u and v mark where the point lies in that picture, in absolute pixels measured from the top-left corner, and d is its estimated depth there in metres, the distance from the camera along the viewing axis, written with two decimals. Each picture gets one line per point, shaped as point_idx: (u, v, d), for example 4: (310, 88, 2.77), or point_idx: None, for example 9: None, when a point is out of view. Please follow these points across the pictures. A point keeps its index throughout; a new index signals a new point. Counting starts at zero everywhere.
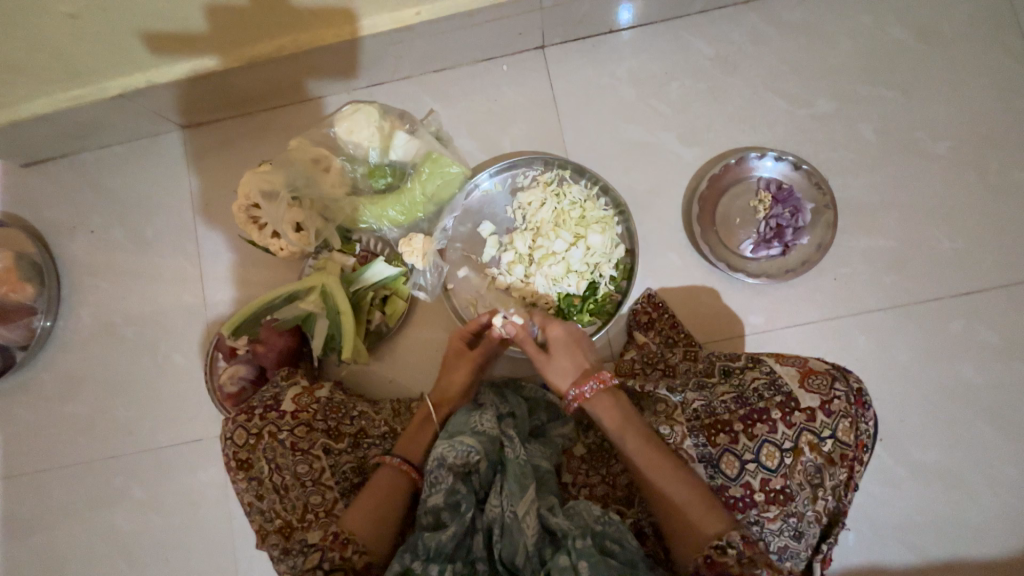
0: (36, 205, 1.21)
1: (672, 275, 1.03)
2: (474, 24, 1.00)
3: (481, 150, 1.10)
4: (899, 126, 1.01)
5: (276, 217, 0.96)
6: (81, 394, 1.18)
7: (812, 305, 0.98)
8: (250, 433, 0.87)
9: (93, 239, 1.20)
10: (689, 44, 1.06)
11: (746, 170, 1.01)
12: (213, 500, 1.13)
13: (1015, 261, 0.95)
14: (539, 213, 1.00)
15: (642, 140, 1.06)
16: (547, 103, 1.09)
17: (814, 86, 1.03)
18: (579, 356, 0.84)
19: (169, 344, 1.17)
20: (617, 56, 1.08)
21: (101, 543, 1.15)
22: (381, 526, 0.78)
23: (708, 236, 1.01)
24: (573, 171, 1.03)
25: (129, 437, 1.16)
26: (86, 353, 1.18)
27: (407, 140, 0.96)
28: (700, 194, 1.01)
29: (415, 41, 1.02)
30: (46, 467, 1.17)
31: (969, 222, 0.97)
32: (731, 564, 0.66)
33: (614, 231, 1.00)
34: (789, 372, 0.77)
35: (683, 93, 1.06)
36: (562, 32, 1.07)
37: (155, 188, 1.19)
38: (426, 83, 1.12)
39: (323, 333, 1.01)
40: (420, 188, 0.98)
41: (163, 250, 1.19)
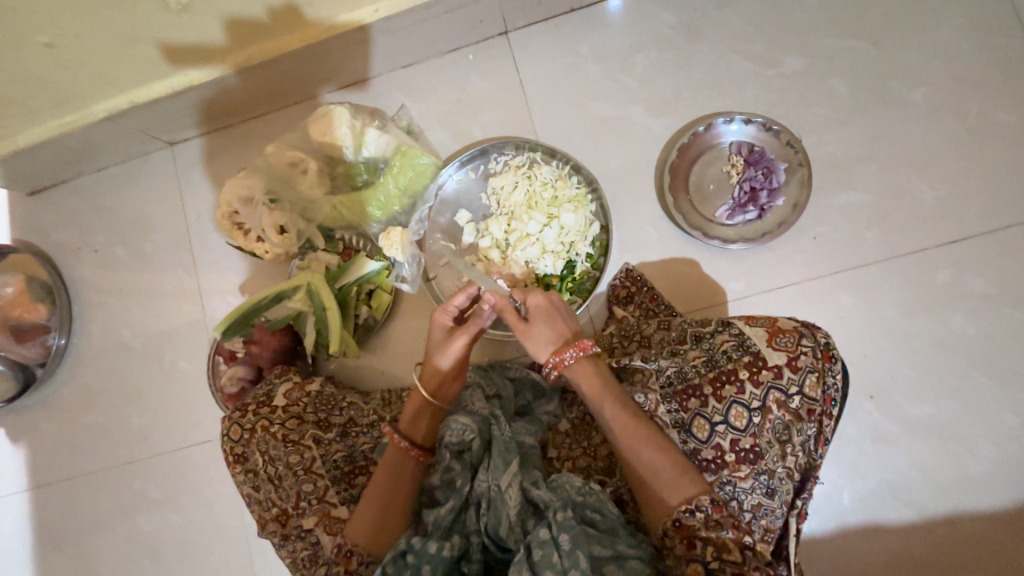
0: (42, 230, 1.27)
1: (654, 249, 1.03)
2: (434, 16, 1.02)
3: (453, 140, 1.12)
4: (872, 78, 1.00)
5: (256, 220, 1.00)
6: (98, 405, 1.24)
7: (793, 266, 0.99)
8: (245, 428, 0.92)
9: (97, 257, 1.26)
10: (651, 15, 1.06)
11: (714, 137, 1.01)
12: (227, 496, 1.19)
13: (996, 206, 0.97)
14: (512, 196, 1.01)
15: (611, 115, 1.06)
16: (515, 88, 1.10)
17: (781, 45, 1.02)
18: (561, 326, 0.81)
19: (175, 352, 1.23)
20: (580, 34, 1.08)
21: (125, 543, 1.21)
22: (386, 522, 0.77)
23: (682, 205, 1.01)
24: (544, 153, 1.04)
25: (144, 443, 1.22)
26: (99, 365, 1.25)
27: (378, 136, 0.99)
28: (671, 165, 1.01)
29: (379, 38, 1.04)
30: (71, 475, 1.24)
31: (940, 170, 0.98)
32: (698, 528, 0.68)
33: (587, 209, 1.00)
34: (758, 332, 0.79)
35: (649, 65, 1.05)
36: (524, 16, 1.07)
37: (150, 204, 1.24)
38: (394, 79, 1.14)
39: (311, 330, 1.04)
40: (393, 182, 1.01)
41: (162, 263, 1.24)
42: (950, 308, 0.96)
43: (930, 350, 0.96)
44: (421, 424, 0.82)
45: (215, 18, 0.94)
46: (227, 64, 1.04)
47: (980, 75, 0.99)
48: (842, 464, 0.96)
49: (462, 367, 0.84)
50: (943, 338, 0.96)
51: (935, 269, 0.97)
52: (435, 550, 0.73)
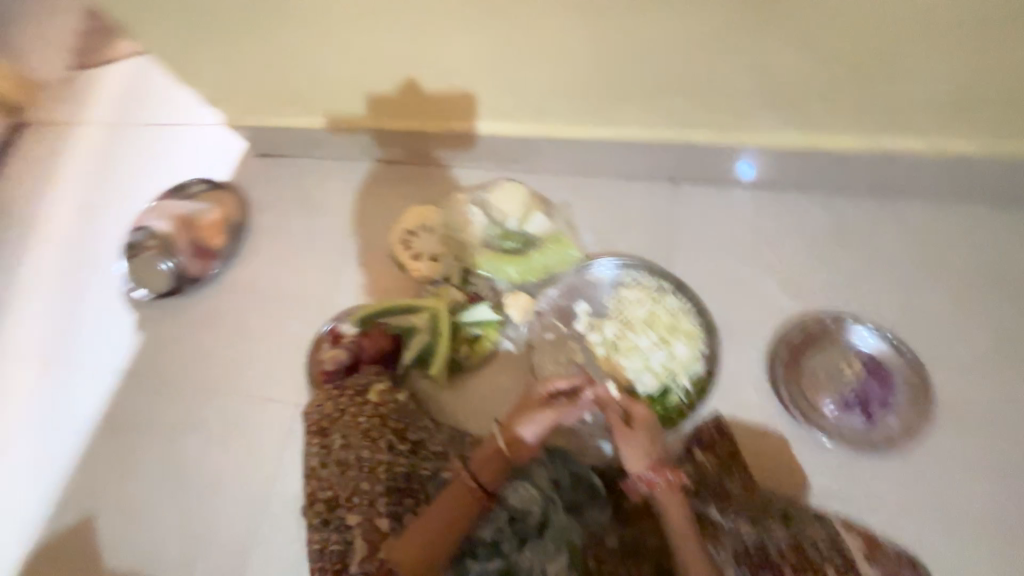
0: (252, 183, 1.58)
1: (750, 410, 1.05)
2: (626, 146, 1.21)
3: (598, 242, 1.26)
4: (1007, 342, 1.05)
5: (427, 245, 1.29)
6: (215, 330, 1.43)
7: (886, 486, 0.97)
8: (337, 407, 1.02)
9: (277, 218, 1.52)
10: (806, 212, 1.20)
11: (843, 333, 1.06)
12: (268, 459, 1.26)
13: None
14: (635, 309, 1.12)
15: (744, 277, 1.17)
16: (666, 223, 1.25)
17: (920, 280, 1.11)
18: (657, 446, 0.84)
19: (293, 314, 1.40)
20: (737, 204, 1.24)
21: (171, 457, 1.31)
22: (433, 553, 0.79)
23: (790, 380, 1.05)
24: (674, 285, 1.15)
25: (230, 378, 1.36)
26: (232, 299, 1.45)
27: (542, 221, 1.22)
28: (790, 341, 1.08)
29: (574, 147, 1.25)
30: (162, 378, 1.40)
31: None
32: None
33: (697, 348, 1.08)
34: (858, 541, 0.82)
35: (792, 250, 1.17)
36: (695, 175, 1.25)
37: (335, 193, 1.50)
38: (568, 179, 1.33)
39: (419, 346, 1.18)
40: (539, 258, 1.19)
41: (320, 240, 1.45)
42: None
43: None
44: (490, 466, 0.85)
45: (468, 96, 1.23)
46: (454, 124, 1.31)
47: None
48: None
49: (537, 438, 0.88)
50: None
51: None
52: None
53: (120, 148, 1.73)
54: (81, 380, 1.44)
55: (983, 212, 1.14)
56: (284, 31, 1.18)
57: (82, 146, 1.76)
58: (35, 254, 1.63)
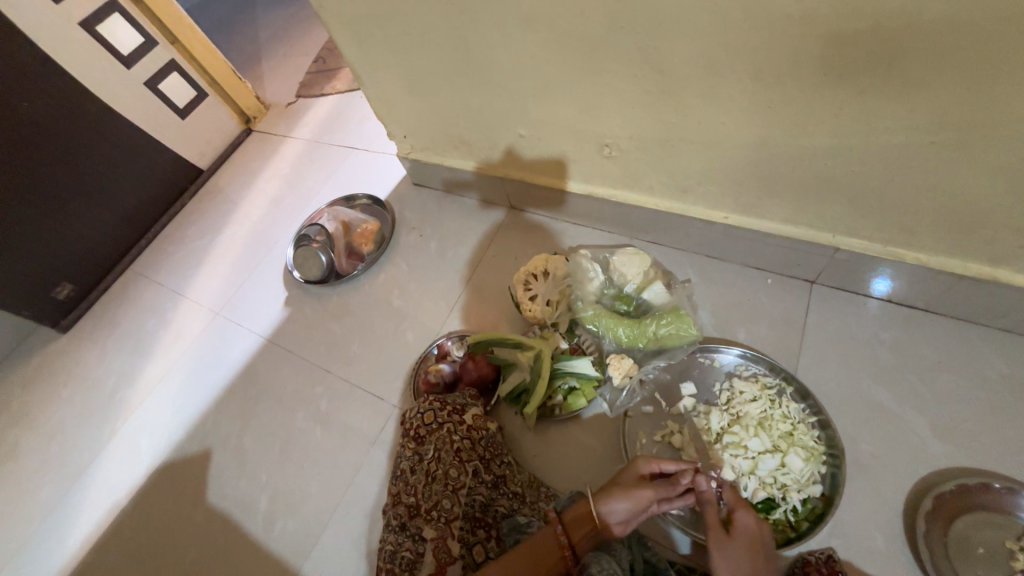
0: (402, 205, 1.83)
1: (869, 555, 0.92)
2: (765, 241, 1.20)
3: (716, 328, 1.23)
4: None
5: (546, 290, 1.30)
6: (343, 322, 1.63)
7: None
8: (436, 419, 1.08)
9: (416, 238, 1.73)
10: (973, 352, 1.06)
11: (1014, 505, 0.88)
12: (359, 448, 1.37)
13: None
14: (747, 405, 1.06)
15: (885, 405, 1.05)
16: (796, 325, 1.18)
17: None
18: (760, 562, 0.80)
19: (409, 325, 1.55)
20: (884, 323, 1.14)
21: (281, 423, 1.49)
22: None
23: (933, 539, 0.89)
24: (797, 391, 1.07)
25: (344, 366, 1.54)
26: (363, 299, 1.66)
27: (662, 292, 1.21)
28: (941, 495, 0.90)
29: (709, 231, 1.27)
30: (292, 350, 1.63)
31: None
32: None
33: (816, 466, 0.98)
34: None
35: (949, 389, 1.04)
36: (838, 281, 1.18)
37: (469, 229, 1.68)
38: (693, 259, 1.35)
39: (517, 382, 1.23)
40: (655, 327, 1.18)
41: (448, 266, 1.63)
42: None
43: None
44: (581, 531, 0.88)
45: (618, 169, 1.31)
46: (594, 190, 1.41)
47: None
48: None
49: (631, 517, 0.88)
50: None
51: None
52: None
53: (312, 158, 2.14)
54: (234, 334, 1.74)
55: None
56: (464, 94, 1.35)
57: (287, 153, 2.22)
58: (232, 228, 2.05)
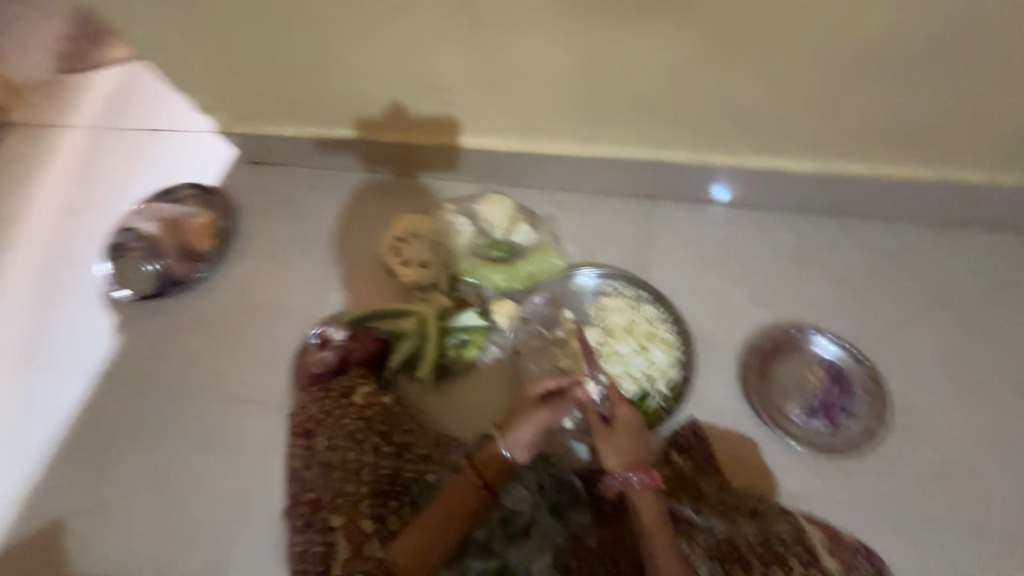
0: (240, 189, 1.60)
1: (720, 415, 1.10)
2: (609, 167, 1.29)
3: (583, 256, 1.32)
4: (956, 355, 1.10)
5: (416, 253, 1.28)
6: (196, 334, 1.41)
7: (844, 487, 1.02)
8: (321, 409, 1.05)
9: (265, 224, 1.54)
10: (777, 231, 1.27)
11: (808, 344, 1.12)
12: (251, 463, 1.25)
13: None
14: (615, 318, 1.18)
15: (719, 291, 1.23)
16: (646, 238, 1.32)
17: (881, 296, 1.17)
18: (637, 446, 0.90)
19: (279, 320, 1.41)
20: (713, 221, 1.30)
21: (145, 464, 1.28)
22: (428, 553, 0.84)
23: (759, 387, 1.10)
24: (653, 296, 1.21)
25: (213, 381, 1.35)
26: (216, 304, 1.45)
27: (528, 232, 1.26)
28: (760, 350, 1.13)
29: (562, 165, 1.32)
30: (138, 381, 1.38)
31: (1001, 456, 1.03)
32: None
33: (674, 355, 1.13)
34: (816, 533, 0.82)
35: (762, 265, 1.24)
36: (675, 191, 1.32)
37: (325, 202, 1.53)
38: (555, 195, 1.40)
39: (408, 350, 1.20)
40: (526, 267, 1.24)
41: (310, 248, 1.48)
42: None
43: None
44: (492, 469, 0.92)
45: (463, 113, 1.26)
46: (446, 139, 1.35)
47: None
48: None
49: (533, 440, 0.94)
50: None
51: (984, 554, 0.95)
52: None
53: (104, 147, 1.72)
54: (53, 382, 1.41)
55: (940, 232, 1.21)
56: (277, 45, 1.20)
57: (66, 145, 1.75)
58: (9, 253, 1.60)
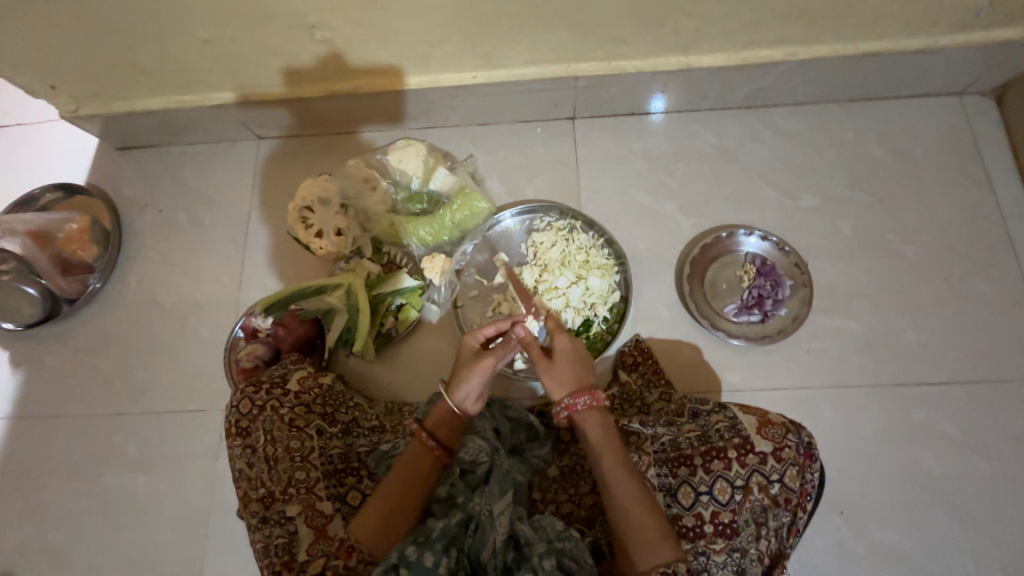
0: (120, 183, 1.41)
1: (661, 327, 1.11)
2: (519, 92, 1.19)
3: (508, 194, 1.25)
4: (873, 227, 1.13)
5: (325, 220, 1.11)
6: (109, 351, 1.29)
7: (783, 372, 1.05)
8: (255, 404, 0.99)
9: (159, 217, 1.38)
10: (697, 133, 1.24)
11: (736, 243, 1.13)
12: (201, 470, 1.19)
13: (984, 359, 1.03)
14: (548, 251, 1.14)
15: (648, 205, 1.20)
16: (570, 163, 1.26)
17: (801, 183, 1.18)
18: (580, 371, 0.90)
19: (198, 319, 1.30)
20: (634, 134, 1.26)
21: (85, 495, 1.20)
22: (390, 523, 0.83)
23: (695, 294, 1.11)
24: (584, 223, 1.17)
25: (138, 397, 1.25)
26: (124, 314, 1.32)
27: (445, 176, 1.14)
28: (692, 258, 1.13)
29: (469, 97, 1.21)
30: (56, 412, 1.26)
31: (926, 317, 1.06)
32: None
33: (612, 278, 1.12)
34: (748, 419, 0.84)
35: (687, 172, 1.22)
36: (592, 109, 1.25)
37: (224, 183, 1.39)
38: (469, 132, 1.31)
39: (340, 326, 1.12)
40: (450, 216, 1.14)
41: (216, 235, 1.35)
42: (924, 445, 0.98)
43: (907, 487, 0.96)
44: (444, 429, 0.91)
45: (345, 53, 1.12)
46: (335, 87, 1.21)
47: (963, 245, 1.11)
48: None
49: (483, 388, 0.91)
50: (914, 475, 0.97)
51: (912, 407, 1.00)
52: (429, 561, 0.75)
53: None
54: None
55: (849, 109, 1.22)
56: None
57: None
58: None
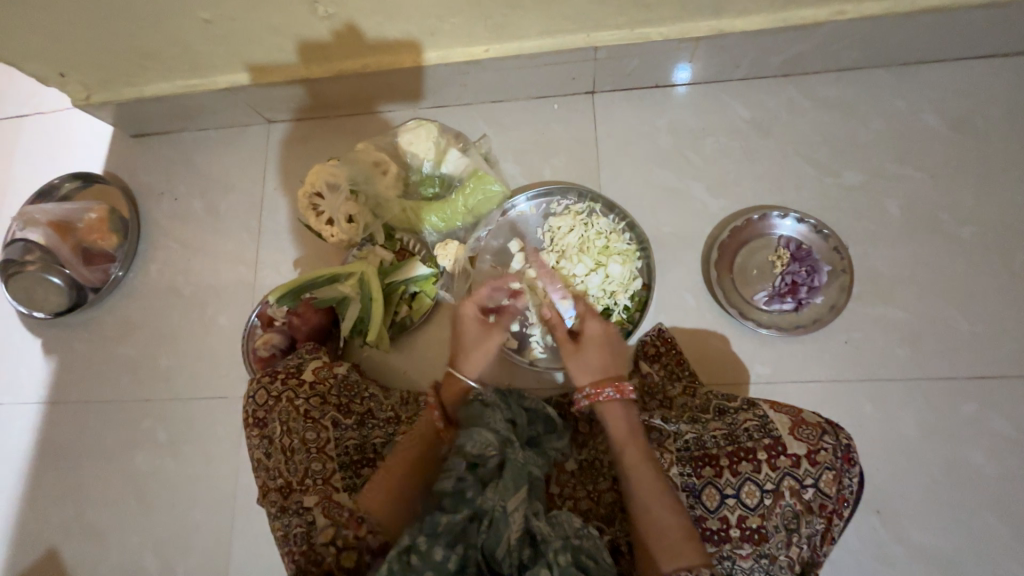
0: (136, 171, 1.41)
1: (686, 316, 1.06)
2: (534, 66, 1.12)
3: (523, 175, 1.20)
4: (925, 206, 1.03)
5: (334, 206, 1.07)
6: (134, 339, 1.32)
7: (818, 364, 0.99)
8: (271, 395, 1.00)
9: (175, 205, 1.38)
10: (727, 106, 1.14)
11: (770, 226, 1.05)
12: (226, 455, 1.22)
13: None
14: (566, 237, 1.08)
15: (672, 186, 1.13)
16: (589, 141, 1.18)
17: (843, 158, 1.08)
18: (608, 359, 0.87)
19: (217, 307, 1.30)
20: (658, 108, 1.17)
21: (120, 477, 1.24)
22: (397, 495, 0.84)
23: (723, 281, 1.05)
24: (604, 206, 1.11)
25: (163, 383, 1.28)
26: (146, 302, 1.34)
27: (458, 157, 1.09)
28: (720, 243, 1.06)
29: (481, 73, 1.14)
30: (88, 397, 1.30)
31: (981, 305, 0.97)
32: None
33: (634, 264, 1.06)
34: (781, 418, 0.79)
35: (716, 149, 1.13)
36: (612, 82, 1.17)
37: (236, 169, 1.37)
38: (482, 110, 1.24)
39: (353, 316, 1.10)
40: (463, 201, 1.10)
41: (230, 222, 1.34)
42: (970, 442, 0.92)
43: (949, 485, 0.91)
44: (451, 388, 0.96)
45: (350, 29, 1.06)
46: (342, 66, 1.16)
47: None
48: (839, 574, 0.90)
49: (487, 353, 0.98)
50: (957, 473, 0.91)
51: (959, 402, 0.94)
52: (439, 557, 0.73)
53: None
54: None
55: (900, 74, 1.10)
56: None
57: None
58: None
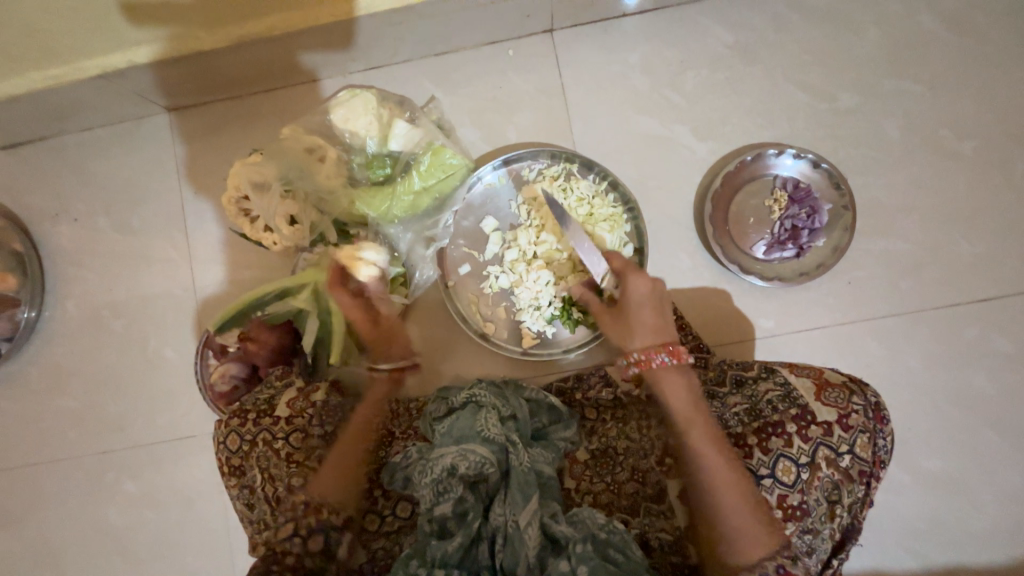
0: (16, 191, 1.16)
1: (683, 277, 0.98)
2: (479, 5, 0.92)
3: (485, 140, 1.04)
4: (923, 123, 0.95)
5: (267, 210, 0.86)
6: (70, 388, 1.15)
7: (823, 309, 0.94)
8: (245, 439, 0.89)
9: (77, 227, 1.15)
10: (706, 30, 0.99)
11: (763, 167, 0.95)
12: (210, 495, 1.12)
13: None
14: (544, 208, 0.96)
15: (655, 133, 1.00)
16: (555, 91, 1.02)
17: (837, 78, 0.97)
18: (658, 320, 0.83)
19: (160, 339, 1.14)
20: (628, 41, 1.01)
21: (96, 536, 1.13)
22: (346, 472, 0.85)
23: (721, 234, 0.95)
24: (581, 165, 0.98)
25: (118, 432, 1.14)
26: (73, 345, 1.15)
27: (408, 128, 0.90)
28: (714, 192, 0.95)
29: (417, 21, 0.94)
30: (34, 459, 1.15)
31: (982, 225, 0.93)
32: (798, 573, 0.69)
33: (622, 229, 0.95)
34: (804, 384, 0.78)
35: (698, 84, 1.00)
36: (574, 14, 0.99)
37: (141, 173, 1.14)
38: (426, 67, 1.05)
39: (313, 333, 0.94)
40: (419, 181, 0.91)
41: (151, 239, 1.14)
42: (973, 365, 0.92)
43: (954, 409, 0.92)
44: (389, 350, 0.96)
45: None
46: (241, 30, 0.93)
47: None
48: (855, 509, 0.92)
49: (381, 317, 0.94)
50: (961, 397, 0.92)
51: (962, 327, 0.92)
52: None
53: None
54: None
55: None
56: None
57: None
58: None
